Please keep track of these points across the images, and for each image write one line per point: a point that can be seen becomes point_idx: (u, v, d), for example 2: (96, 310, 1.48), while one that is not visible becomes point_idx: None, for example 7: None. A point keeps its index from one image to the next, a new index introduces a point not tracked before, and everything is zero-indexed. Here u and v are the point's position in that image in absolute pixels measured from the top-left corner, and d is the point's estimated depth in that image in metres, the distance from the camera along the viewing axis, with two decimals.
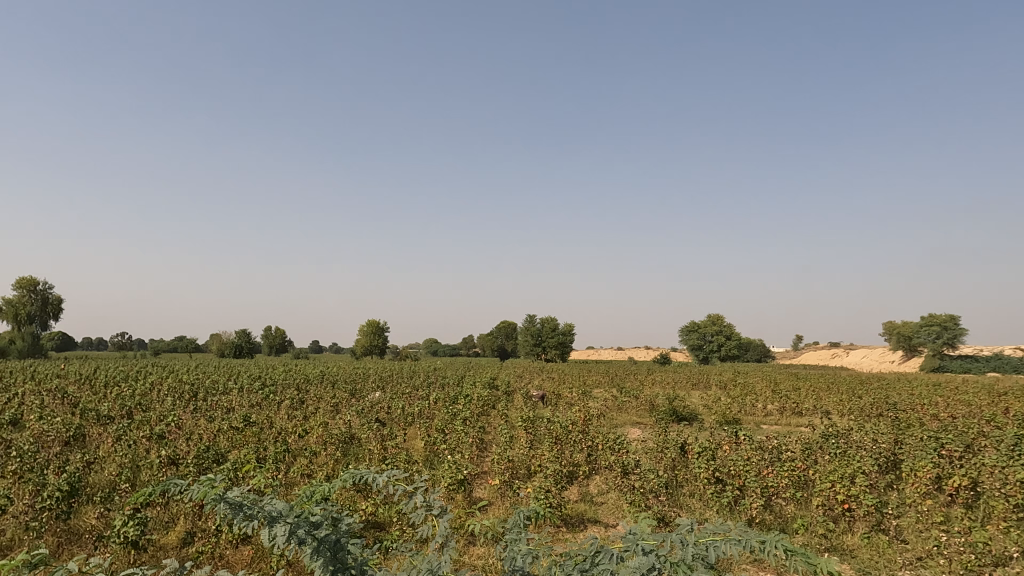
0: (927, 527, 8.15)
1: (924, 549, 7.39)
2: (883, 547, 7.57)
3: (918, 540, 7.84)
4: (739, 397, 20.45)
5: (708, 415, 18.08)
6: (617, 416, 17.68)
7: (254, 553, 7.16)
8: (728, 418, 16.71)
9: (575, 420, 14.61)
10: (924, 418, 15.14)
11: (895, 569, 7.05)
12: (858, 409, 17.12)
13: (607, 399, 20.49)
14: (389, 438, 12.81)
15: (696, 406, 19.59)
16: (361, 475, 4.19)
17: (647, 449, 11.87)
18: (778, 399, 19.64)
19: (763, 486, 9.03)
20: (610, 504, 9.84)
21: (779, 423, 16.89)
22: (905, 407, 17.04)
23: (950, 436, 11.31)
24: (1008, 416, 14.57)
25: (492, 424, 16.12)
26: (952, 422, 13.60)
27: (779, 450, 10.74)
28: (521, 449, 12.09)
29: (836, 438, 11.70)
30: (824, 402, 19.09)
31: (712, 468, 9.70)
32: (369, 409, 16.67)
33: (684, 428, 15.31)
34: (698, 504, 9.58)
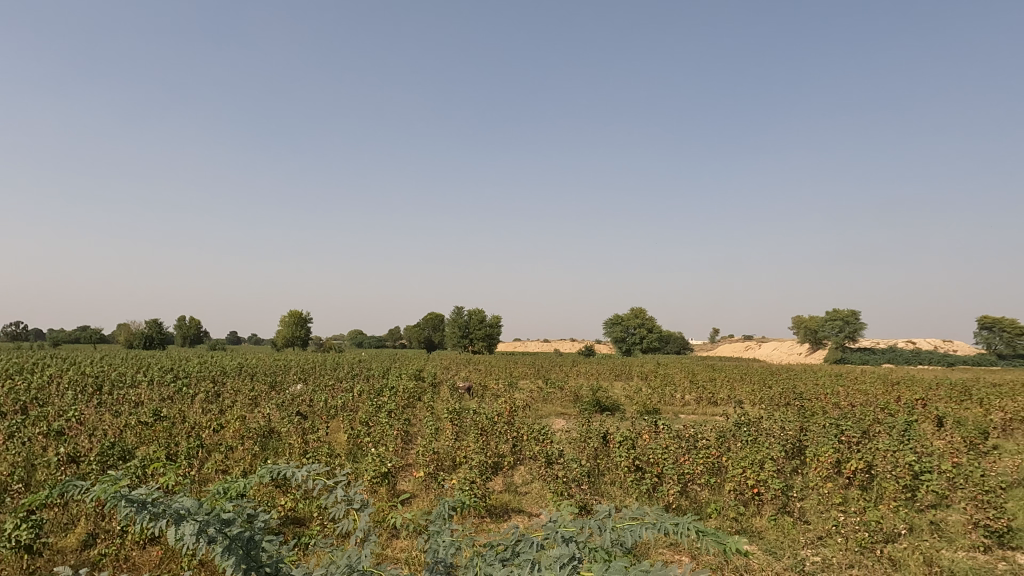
0: (827, 508, 8.73)
1: (823, 529, 7.92)
2: (787, 528, 8.04)
3: (819, 520, 8.37)
4: (659, 388, 21.16)
5: (629, 405, 18.60)
6: (542, 407, 17.93)
7: (162, 554, 6.80)
8: (649, 408, 17.30)
9: (500, 411, 14.68)
10: (827, 406, 16.21)
11: (797, 547, 7.47)
12: (768, 399, 18.05)
13: (533, 390, 20.73)
14: (311, 431, 12.51)
15: (619, 397, 20.12)
16: (278, 470, 4.03)
17: (571, 439, 12.11)
18: (695, 389, 20.46)
19: (680, 473, 9.39)
20: (534, 493, 9.97)
21: (696, 412, 17.61)
22: (811, 396, 18.11)
23: (849, 423, 12.14)
24: (900, 404, 15.75)
25: (417, 417, 15.97)
26: (851, 410, 14.58)
27: (695, 439, 11.17)
28: (446, 441, 12.02)
29: (748, 426, 12.29)
30: (738, 392, 20.04)
31: (632, 456, 10.01)
32: (290, 401, 16.21)
33: (607, 418, 15.73)
34: (618, 492, 9.83)
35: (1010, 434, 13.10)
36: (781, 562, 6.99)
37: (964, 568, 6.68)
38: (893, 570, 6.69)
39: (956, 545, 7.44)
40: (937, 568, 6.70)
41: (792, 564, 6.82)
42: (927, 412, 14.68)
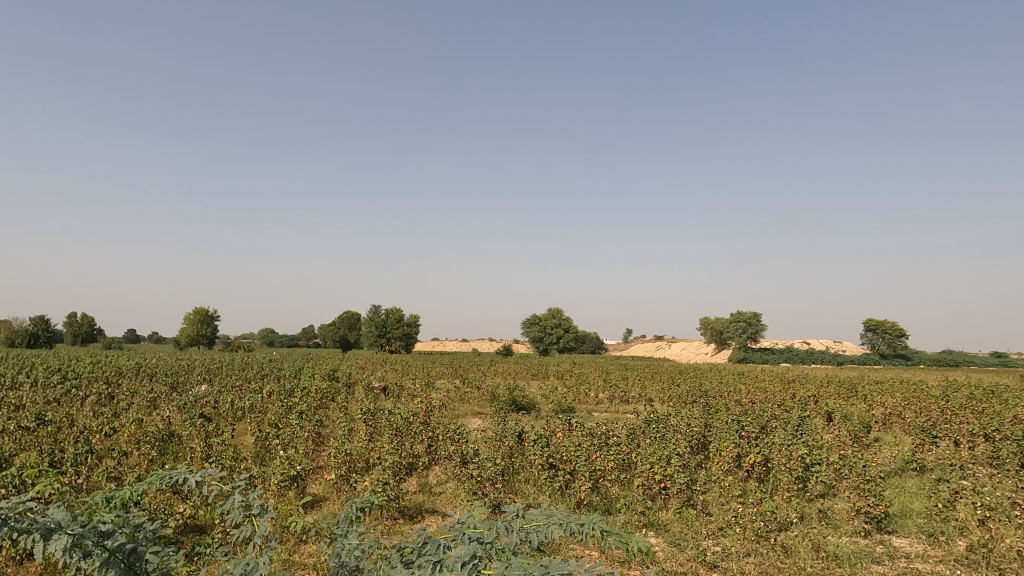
0: (727, 500, 9.17)
1: (723, 520, 8.31)
2: (691, 520, 8.39)
3: (720, 511, 8.78)
4: (574, 386, 21.57)
5: (545, 404, 18.83)
6: (459, 407, 17.88)
7: (41, 570, 6.26)
8: (563, 407, 17.61)
9: (416, 411, 14.49)
10: (730, 403, 17.04)
11: (700, 538, 7.81)
12: (677, 397, 18.79)
13: (450, 390, 20.63)
14: (215, 434, 11.89)
15: (535, 396, 20.35)
16: (170, 476, 3.76)
17: (486, 438, 12.14)
18: (608, 387, 21.03)
19: (591, 469, 9.57)
20: (448, 493, 9.91)
21: (608, 410, 18.08)
22: (715, 394, 18.99)
23: (749, 419, 12.81)
24: (795, 401, 16.76)
25: (330, 418, 15.53)
26: (751, 407, 15.42)
27: (607, 436, 11.45)
28: (359, 441, 11.74)
29: (657, 423, 12.73)
30: (648, 390, 20.72)
31: (546, 454, 10.15)
32: (193, 403, 15.35)
33: (522, 417, 15.89)
34: (532, 489, 9.93)
35: (889, 428, 14.26)
36: (684, 553, 7.27)
37: (847, 552, 7.20)
38: (785, 556, 7.11)
39: (841, 531, 8.00)
40: (824, 553, 7.17)
41: (694, 555, 7.11)
42: (818, 408, 15.73)
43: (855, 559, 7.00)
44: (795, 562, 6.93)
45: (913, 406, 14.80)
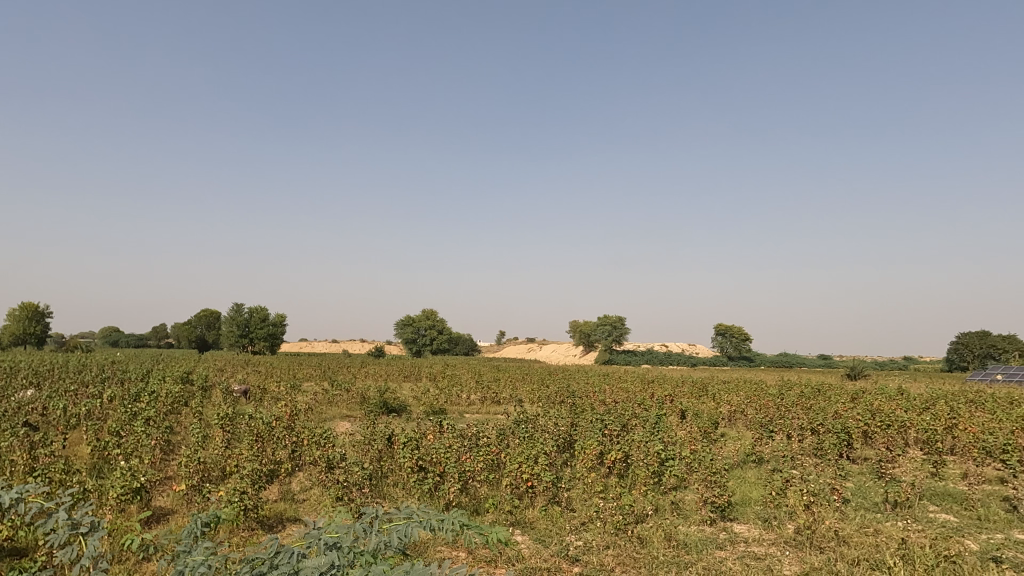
0: (589, 496, 9.57)
1: (586, 515, 8.65)
2: (555, 517, 8.66)
3: (583, 507, 9.14)
4: (446, 388, 21.55)
5: (416, 405, 18.64)
6: (326, 410, 17.22)
7: None
8: (435, 408, 17.54)
9: (279, 415, 13.76)
10: (595, 403, 17.81)
11: (564, 533, 8.07)
12: (546, 397, 19.36)
13: (317, 392, 19.83)
14: (41, 445, 10.56)
15: (407, 398, 20.09)
16: None
17: (354, 442, 11.79)
18: (480, 389, 21.20)
19: (461, 470, 9.57)
20: (312, 500, 9.51)
21: (480, 411, 18.23)
22: (581, 394, 19.80)
23: (612, 418, 13.45)
24: (653, 400, 17.85)
25: (182, 424, 14.34)
26: (614, 406, 16.25)
27: (477, 437, 11.52)
28: (214, 448, 10.96)
29: (526, 423, 13.00)
30: (519, 391, 21.14)
31: (415, 456, 10.03)
32: (13, 410, 13.52)
33: (393, 420, 15.65)
34: (400, 493, 9.77)
35: (733, 423, 15.59)
36: (548, 549, 7.46)
37: (695, 540, 7.76)
38: (640, 546, 7.53)
39: (690, 521, 8.60)
40: (675, 542, 7.67)
41: (557, 551, 7.32)
42: (674, 406, 16.89)
43: (701, 546, 7.56)
44: (650, 552, 7.35)
45: (754, 403, 16.25)
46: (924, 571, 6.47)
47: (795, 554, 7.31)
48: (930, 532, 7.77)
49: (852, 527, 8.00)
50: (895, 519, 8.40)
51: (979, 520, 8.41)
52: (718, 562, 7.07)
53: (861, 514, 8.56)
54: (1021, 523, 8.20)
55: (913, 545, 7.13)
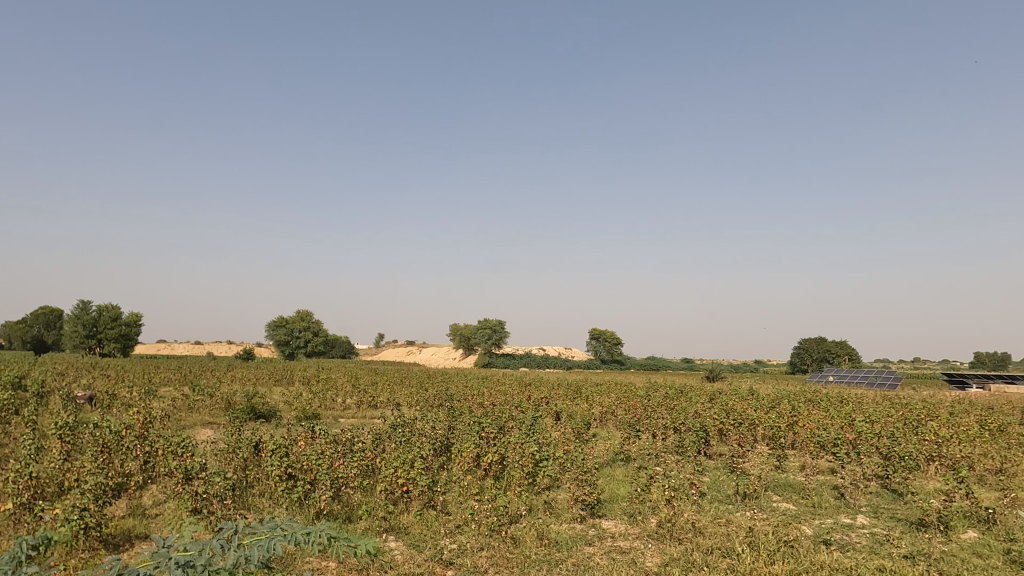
0: (465, 498, 9.59)
1: (461, 518, 8.66)
2: (430, 521, 8.58)
3: (459, 510, 9.14)
4: (320, 392, 20.71)
5: (287, 411, 17.78)
6: (185, 417, 15.99)
7: None
8: (308, 413, 16.87)
9: (130, 423, 12.58)
10: (473, 405, 17.97)
11: (438, 537, 8.01)
12: (424, 400, 19.17)
13: (176, 397, 18.39)
14: None
15: (277, 403, 19.09)
16: None
17: (217, 451, 11.04)
18: (356, 393, 20.60)
19: (333, 478, 9.25)
20: (166, 515, 8.78)
21: (355, 415, 17.75)
22: (459, 397, 19.83)
23: (489, 420, 13.61)
24: (530, 402, 18.30)
25: (9, 435, 12.71)
26: (492, 409, 16.45)
27: (352, 442, 11.20)
28: (50, 461, 9.82)
29: (402, 427, 12.81)
30: (397, 395, 20.76)
31: (284, 464, 9.58)
32: None
33: (261, 426, 14.86)
34: (266, 503, 9.27)
35: (604, 423, 16.31)
36: (422, 553, 7.39)
37: (566, 538, 8.01)
38: (514, 547, 7.65)
39: (562, 519, 8.86)
40: (546, 540, 7.87)
41: (431, 555, 7.27)
42: (549, 407, 17.39)
43: (571, 543, 7.82)
44: (522, 551, 7.49)
45: (624, 404, 17.06)
46: (766, 556, 7.11)
47: (656, 546, 7.75)
48: (773, 520, 8.54)
49: (707, 518, 8.61)
50: (743, 509, 9.15)
51: (813, 507, 9.36)
52: (586, 558, 7.34)
53: (715, 506, 9.24)
54: (846, 508, 9.23)
55: (758, 533, 7.80)
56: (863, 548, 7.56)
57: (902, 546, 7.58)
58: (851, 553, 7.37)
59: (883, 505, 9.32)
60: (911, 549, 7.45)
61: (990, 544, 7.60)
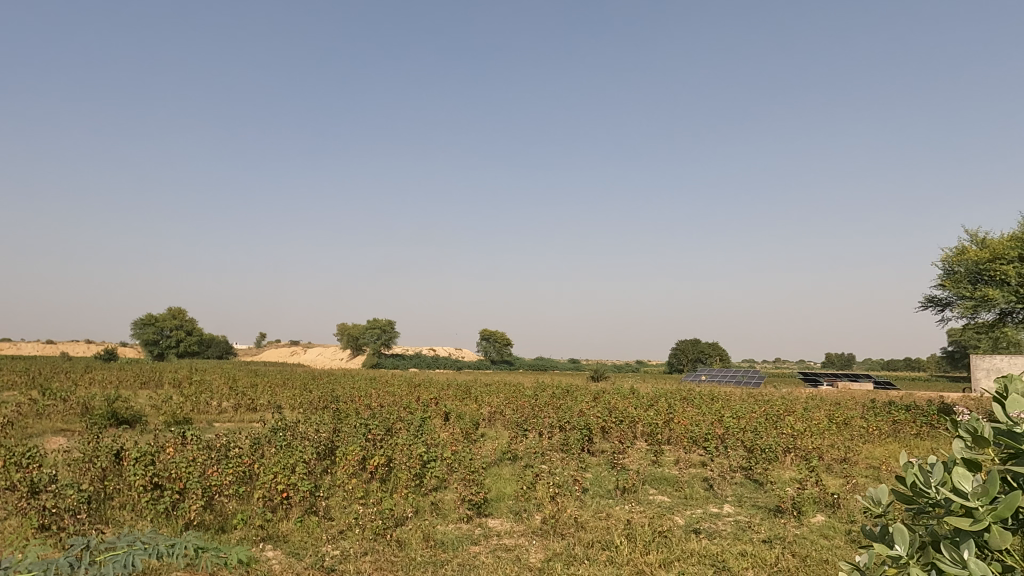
0: (349, 502, 9.34)
1: (344, 522, 8.43)
2: (311, 527, 8.28)
3: (342, 515, 8.88)
4: (192, 395, 19.36)
5: (155, 415, 16.47)
6: (32, 425, 14.38)
7: None
8: (178, 418, 15.73)
9: None
10: (360, 407, 17.56)
11: (319, 544, 7.75)
12: (307, 403, 18.44)
13: (21, 402, 16.52)
14: None
15: (142, 407, 17.63)
16: None
17: (69, 461, 10.03)
18: (234, 396, 19.48)
19: (206, 486, 8.69)
20: (6, 534, 7.85)
21: (232, 420, 16.74)
22: (346, 399, 19.26)
23: (376, 422, 13.36)
24: (419, 404, 18.13)
25: None
26: (379, 410, 16.14)
27: (227, 447, 10.57)
28: None
29: (284, 431, 12.27)
30: (279, 397, 19.84)
31: (149, 473, 8.88)
32: None
33: (123, 433, 13.68)
34: (128, 516, 8.55)
35: (492, 423, 16.46)
36: (302, 561, 7.12)
37: (452, 538, 8.01)
38: (398, 550, 7.54)
39: (448, 520, 8.85)
40: (432, 542, 7.83)
41: (312, 562, 7.03)
42: (438, 408, 17.30)
43: (457, 543, 7.84)
44: (407, 554, 7.40)
45: (512, 404, 17.32)
46: (642, 546, 7.49)
47: (540, 542, 7.92)
48: (649, 512, 9.01)
49: (588, 513, 8.94)
50: (623, 503, 9.58)
51: (685, 498, 9.97)
52: (472, 557, 7.38)
53: (596, 501, 9.61)
54: (714, 498, 9.92)
55: (635, 525, 8.21)
56: (728, 535, 8.15)
57: (761, 531, 8.25)
58: (717, 540, 7.92)
59: (746, 495, 10.10)
60: (769, 534, 8.12)
61: (834, 526, 8.46)
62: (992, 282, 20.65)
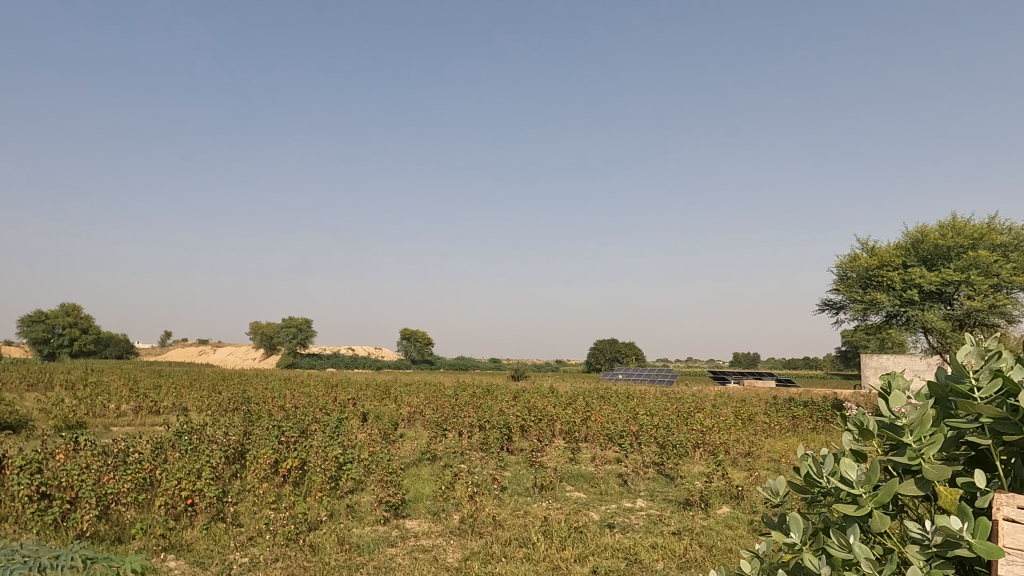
0: (259, 508, 8.98)
1: (254, 529, 8.11)
2: (218, 535, 7.90)
3: (251, 521, 8.52)
4: (87, 398, 18.04)
5: (44, 420, 15.23)
6: None
7: None
8: (71, 423, 14.61)
9: None
10: (273, 409, 16.92)
11: (227, 552, 7.41)
12: (216, 405, 17.59)
13: None
14: None
15: (28, 412, 16.26)
16: None
17: None
18: (135, 398, 18.30)
19: (100, 494, 8.11)
20: None
21: (131, 424, 15.73)
22: (258, 400, 18.51)
23: (290, 424, 12.91)
24: (335, 404, 17.67)
25: None
26: (294, 412, 15.61)
27: (126, 453, 9.93)
28: None
29: (189, 435, 11.64)
30: (184, 399, 18.81)
31: (35, 482, 8.20)
32: None
33: (5, 440, 12.54)
34: (10, 530, 7.86)
35: (412, 423, 16.27)
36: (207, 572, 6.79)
37: (367, 541, 7.86)
38: (312, 555, 7.33)
39: (364, 522, 8.68)
40: (347, 545, 7.66)
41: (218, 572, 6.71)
42: (355, 409, 16.93)
43: (373, 546, 7.69)
44: (321, 559, 7.21)
45: (432, 404, 17.18)
46: (559, 543, 7.62)
47: (457, 542, 7.90)
48: (566, 508, 9.18)
49: (506, 511, 9.00)
50: (540, 501, 9.70)
51: (601, 494, 10.22)
52: (388, 560, 7.27)
53: (514, 499, 9.69)
54: (628, 493, 10.23)
55: (551, 522, 8.34)
56: (640, 528, 8.42)
57: (671, 524, 8.58)
58: (630, 533, 8.17)
59: (658, 489, 10.46)
60: (678, 526, 8.46)
61: (738, 516, 8.92)
62: (880, 287, 22.34)
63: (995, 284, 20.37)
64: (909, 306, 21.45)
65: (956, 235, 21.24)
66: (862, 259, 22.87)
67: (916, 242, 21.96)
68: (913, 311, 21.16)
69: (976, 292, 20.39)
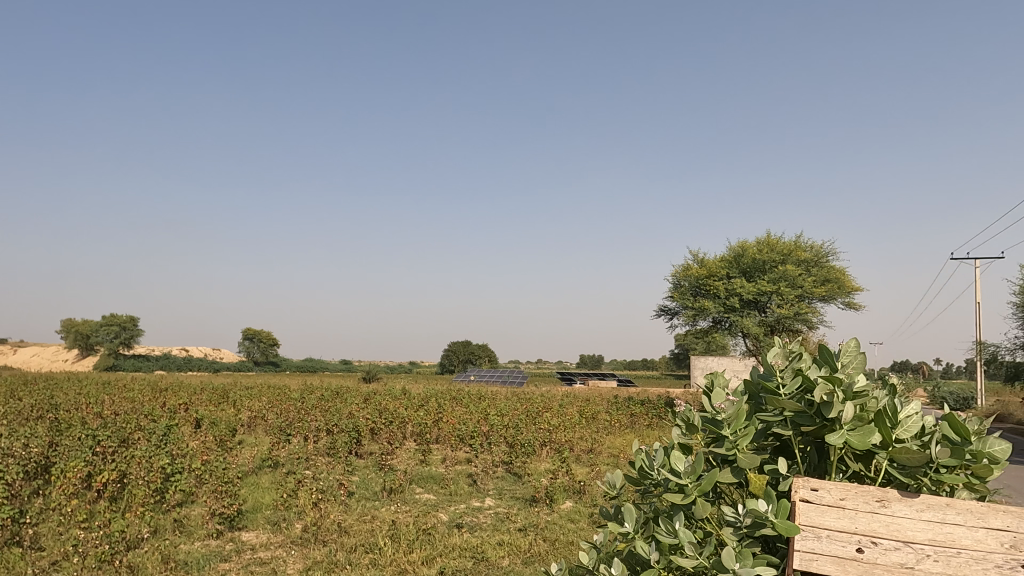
0: (66, 528, 7.94)
1: (59, 552, 7.16)
2: (12, 561, 6.88)
3: (55, 543, 7.51)
4: None
5: None
6: None
7: None
8: None
9: None
10: (87, 416, 15.07)
11: None
12: (14, 413, 15.32)
13: None
14: None
15: None
16: None
17: None
18: None
19: None
20: None
21: None
22: (69, 407, 16.40)
23: (107, 433, 11.58)
24: (163, 410, 16.12)
25: None
26: (113, 419, 14.02)
27: None
28: None
29: None
30: None
31: None
32: None
33: None
34: None
35: (252, 429, 15.28)
36: None
37: (196, 557, 7.26)
38: None
39: (193, 537, 7.99)
40: (172, 563, 7.01)
41: None
42: (187, 415, 15.57)
43: (203, 562, 7.12)
44: None
45: (275, 408, 16.22)
46: (407, 545, 7.55)
47: (299, 551, 7.53)
48: (415, 511, 9.12)
49: (352, 517, 8.74)
50: (388, 504, 9.53)
51: (450, 494, 10.26)
52: None
53: (361, 504, 9.42)
54: (477, 493, 10.35)
55: (399, 525, 8.22)
56: (488, 526, 8.56)
57: (517, 520, 8.81)
58: (478, 532, 8.27)
59: (505, 487, 10.71)
60: (525, 522, 8.73)
61: (579, 510, 9.38)
62: (708, 295, 24.63)
63: (800, 295, 23.31)
64: (731, 313, 23.87)
65: (770, 250, 24.03)
66: (693, 269, 25.09)
67: (738, 255, 24.52)
68: (735, 317, 23.60)
69: (784, 301, 23.22)
